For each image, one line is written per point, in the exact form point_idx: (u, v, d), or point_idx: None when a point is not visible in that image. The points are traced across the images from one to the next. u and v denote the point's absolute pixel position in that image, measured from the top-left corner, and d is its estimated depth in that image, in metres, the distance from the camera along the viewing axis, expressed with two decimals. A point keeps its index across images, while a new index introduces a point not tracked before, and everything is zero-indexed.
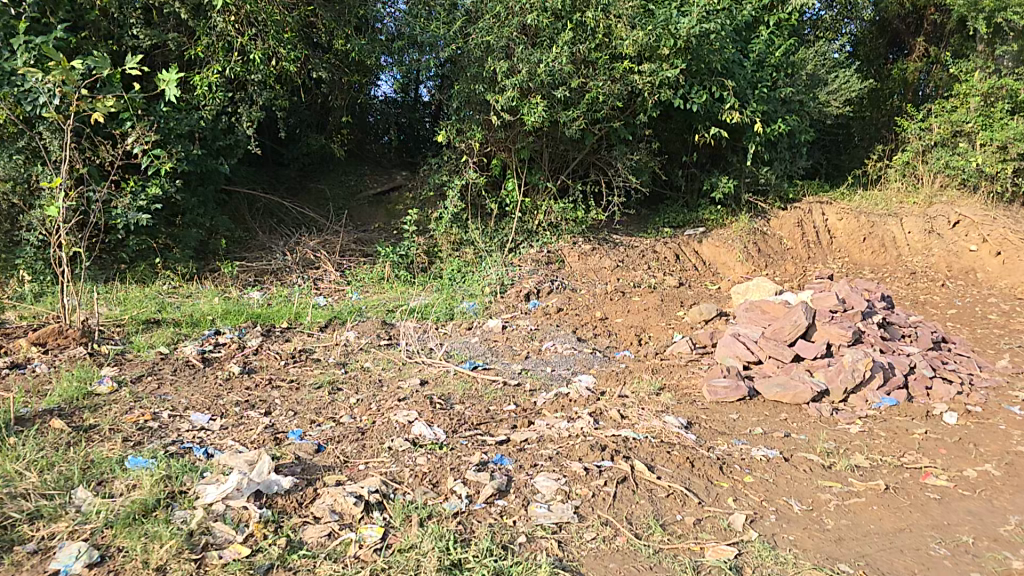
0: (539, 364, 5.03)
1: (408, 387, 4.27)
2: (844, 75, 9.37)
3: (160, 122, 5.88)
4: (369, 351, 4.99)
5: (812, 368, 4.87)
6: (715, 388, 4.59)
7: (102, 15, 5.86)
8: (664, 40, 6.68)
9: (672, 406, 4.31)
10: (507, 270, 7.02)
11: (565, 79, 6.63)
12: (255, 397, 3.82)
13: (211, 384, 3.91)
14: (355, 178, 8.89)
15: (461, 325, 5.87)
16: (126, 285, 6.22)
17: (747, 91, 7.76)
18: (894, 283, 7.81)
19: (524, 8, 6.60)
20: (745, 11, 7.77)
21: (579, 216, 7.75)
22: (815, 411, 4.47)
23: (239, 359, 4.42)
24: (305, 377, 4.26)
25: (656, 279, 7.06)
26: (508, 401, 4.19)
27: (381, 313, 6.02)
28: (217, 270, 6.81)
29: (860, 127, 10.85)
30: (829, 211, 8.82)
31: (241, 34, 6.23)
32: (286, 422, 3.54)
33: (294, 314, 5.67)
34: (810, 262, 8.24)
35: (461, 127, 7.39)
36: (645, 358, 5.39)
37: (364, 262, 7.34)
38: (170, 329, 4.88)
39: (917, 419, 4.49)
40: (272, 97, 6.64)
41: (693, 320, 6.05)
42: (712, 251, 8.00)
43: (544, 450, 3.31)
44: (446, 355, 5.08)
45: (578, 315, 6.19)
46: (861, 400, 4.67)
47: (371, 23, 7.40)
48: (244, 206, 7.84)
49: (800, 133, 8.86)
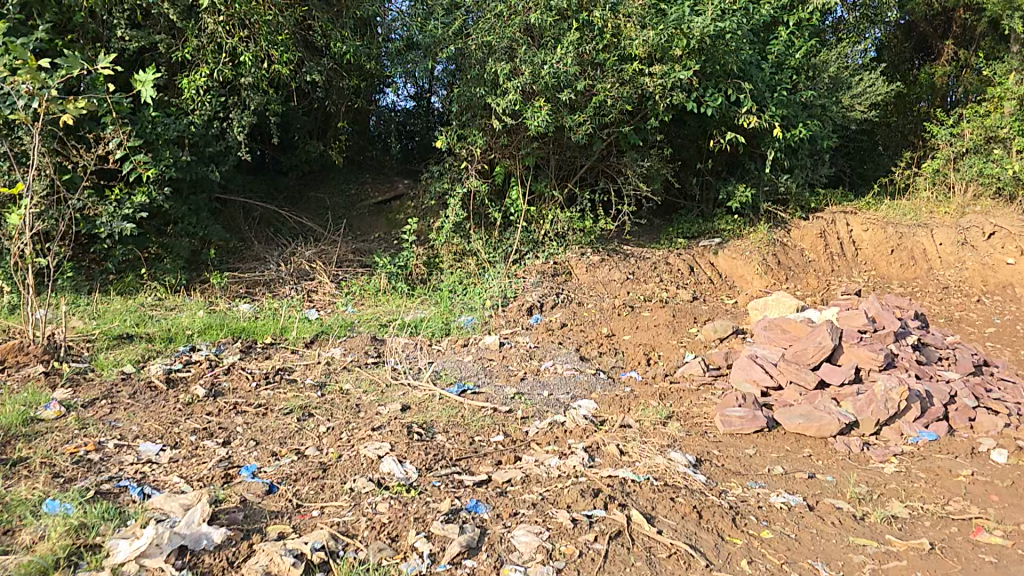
0: (535, 387, 4.61)
1: (387, 414, 3.89)
2: (868, 77, 8.89)
3: (145, 128, 5.63)
4: (352, 371, 4.63)
5: (838, 396, 4.39)
6: (729, 418, 4.13)
7: (89, 16, 5.62)
8: (676, 41, 6.27)
9: (680, 440, 3.88)
10: (510, 282, 6.63)
11: (570, 82, 6.25)
12: (216, 425, 3.48)
13: (169, 410, 3.57)
14: (356, 187, 8.63)
15: (456, 341, 5.51)
16: (109, 297, 5.95)
17: (765, 93, 7.28)
18: (926, 299, 7.22)
19: (528, 6, 6.25)
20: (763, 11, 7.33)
21: (587, 225, 7.32)
22: (843, 447, 4.01)
23: (207, 380, 4.08)
24: (276, 401, 3.91)
25: (668, 293, 6.61)
26: (497, 430, 3.80)
27: (373, 328, 5.67)
28: (208, 281, 6.54)
29: (884, 135, 10.31)
30: (854, 221, 8.26)
31: (232, 36, 5.95)
32: (244, 454, 3.18)
33: (280, 328, 5.36)
34: (834, 276, 7.71)
35: (462, 133, 7.03)
36: (653, 380, 4.95)
37: (361, 273, 7.01)
38: (141, 345, 4.59)
39: (961, 458, 4.01)
40: (265, 102, 6.30)
41: (707, 338, 5.59)
42: (728, 263, 7.52)
43: (527, 495, 2.90)
44: (434, 376, 4.69)
45: (583, 331, 5.76)
46: (894, 434, 4.20)
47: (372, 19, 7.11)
48: (239, 215, 7.61)
49: (823, 138, 8.35)
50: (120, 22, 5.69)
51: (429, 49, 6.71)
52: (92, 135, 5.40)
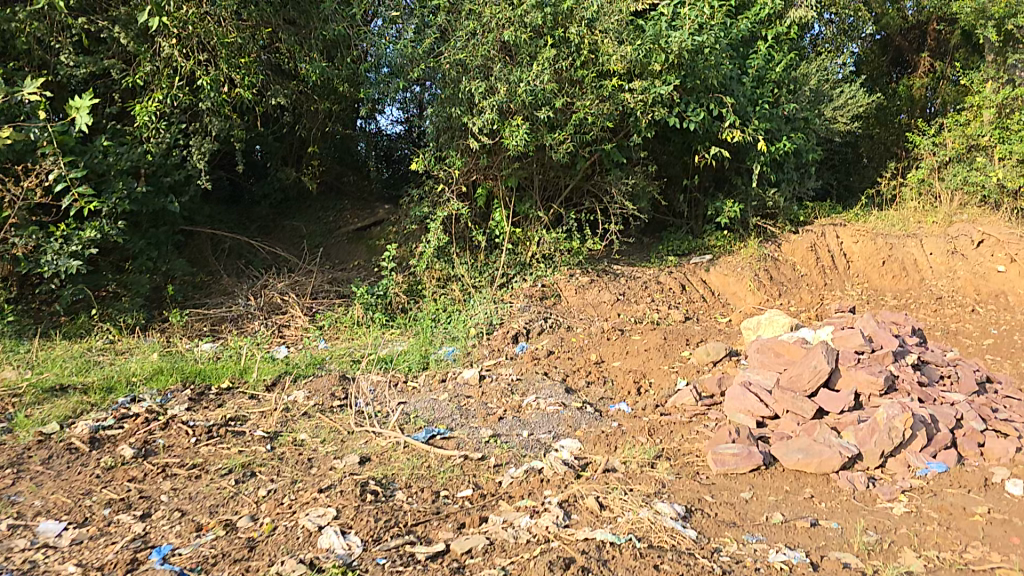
0: (515, 427, 4.13)
1: (342, 469, 3.44)
2: (849, 89, 8.70)
3: (94, 160, 4.97)
4: (313, 417, 4.14)
5: (838, 426, 4.02)
6: (723, 456, 3.73)
7: (36, 43, 5.00)
8: (655, 56, 6.00)
9: (669, 485, 3.47)
10: (497, 307, 6.26)
11: (548, 99, 5.87)
12: (136, 494, 3.07)
13: (84, 478, 3.18)
14: (334, 215, 8.02)
15: (435, 376, 5.00)
16: (56, 341, 5.25)
17: (748, 108, 7.07)
18: (920, 311, 6.91)
19: (500, 23, 5.78)
20: (742, 25, 7.13)
21: (575, 246, 6.97)
22: (848, 484, 3.62)
23: (139, 437, 3.61)
24: (213, 459, 3.45)
25: (660, 314, 6.25)
26: (465, 483, 3.37)
27: (345, 364, 5.15)
28: (167, 319, 5.86)
29: (867, 147, 10.10)
30: (844, 233, 7.98)
31: (188, 59, 5.34)
32: (164, 531, 2.81)
33: (239, 369, 4.82)
34: (829, 290, 7.39)
35: (440, 155, 6.57)
36: (643, 413, 4.53)
37: (338, 304, 6.44)
38: (75, 398, 4.10)
39: (974, 492, 3.63)
40: (228, 127, 5.66)
41: (699, 362, 5.18)
42: (720, 280, 7.20)
43: (486, 571, 2.53)
44: (402, 420, 4.16)
45: (571, 358, 5.37)
46: (901, 466, 3.83)
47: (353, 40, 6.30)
48: (206, 248, 6.96)
49: (807, 151, 8.12)
50: (63, 46, 5.04)
51: (400, 68, 6.10)
52: (29, 165, 4.82)
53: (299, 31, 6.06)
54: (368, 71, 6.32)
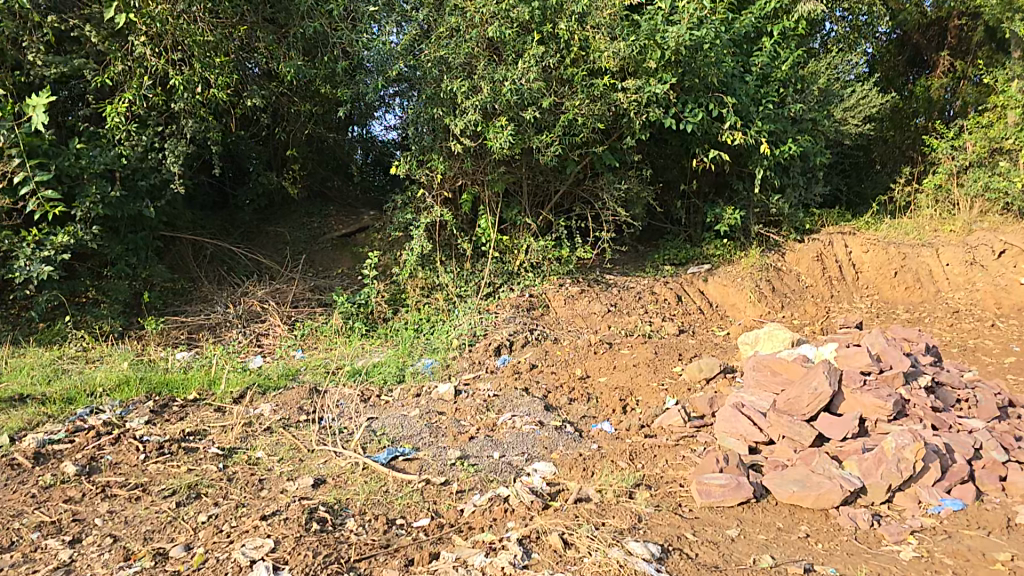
0: (484, 449, 3.86)
1: (293, 492, 3.22)
2: (859, 89, 8.35)
3: (65, 163, 4.87)
4: (274, 433, 3.94)
5: (840, 455, 3.67)
6: (709, 487, 3.41)
7: (8, 43, 4.88)
8: (650, 52, 5.72)
9: (647, 520, 3.17)
10: (481, 317, 6.03)
11: (535, 99, 5.62)
12: (70, 517, 2.89)
13: (19, 498, 3.02)
14: (318, 220, 7.88)
15: (409, 390, 4.76)
16: (30, 349, 5.16)
17: (751, 108, 6.71)
18: (934, 326, 6.46)
19: (484, 17, 5.53)
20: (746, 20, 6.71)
21: (564, 254, 6.71)
22: (849, 523, 3.27)
23: (87, 453, 3.45)
24: (158, 479, 3.26)
25: (652, 327, 5.95)
26: (423, 511, 3.12)
27: (319, 376, 4.97)
28: (143, 328, 5.74)
29: (881, 151, 9.78)
30: (853, 241, 7.57)
31: (161, 58, 5.20)
32: (91, 560, 2.60)
33: (209, 380, 4.67)
34: (835, 302, 6.98)
35: (422, 158, 6.35)
36: (627, 434, 4.22)
37: (319, 313, 6.30)
38: (30, 409, 3.96)
39: (994, 534, 3.25)
40: (202, 129, 5.53)
41: (691, 379, 4.87)
42: (720, 291, 6.84)
43: None
44: (365, 438, 3.93)
45: (554, 373, 5.10)
46: (910, 502, 3.46)
47: (326, 38, 6.07)
48: (189, 254, 6.78)
49: (815, 155, 7.75)
50: (32, 44, 4.90)
51: (381, 66, 5.90)
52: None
53: (278, 30, 5.99)
54: (351, 69, 6.17)
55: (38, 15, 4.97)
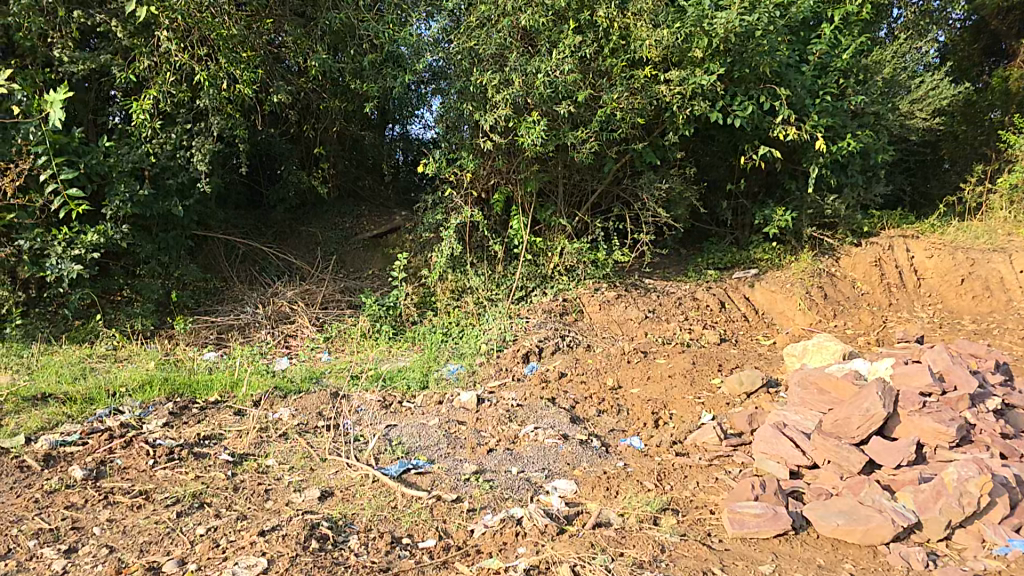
0: (503, 463, 3.67)
1: (298, 505, 3.10)
2: (930, 80, 7.94)
3: (94, 160, 5.07)
4: (290, 437, 3.87)
5: (893, 485, 3.27)
6: (741, 516, 3.08)
7: (37, 39, 5.05)
8: (696, 40, 5.33)
9: (670, 550, 2.89)
10: (512, 322, 5.86)
11: (570, 92, 5.37)
12: (68, 525, 2.85)
13: (21, 503, 3.00)
14: (350, 220, 7.78)
15: (432, 397, 4.62)
16: (59, 347, 5.27)
17: (807, 101, 6.23)
18: (1005, 338, 5.87)
19: (517, 6, 5.38)
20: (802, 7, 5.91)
21: (600, 258, 6.42)
22: (900, 562, 2.88)
23: (97, 457, 3.44)
24: (164, 487, 3.20)
25: (692, 335, 5.64)
26: (431, 531, 2.94)
27: (342, 381, 4.88)
28: (172, 329, 5.81)
29: (951, 147, 8.97)
30: (916, 246, 7.01)
31: (184, 52, 5.22)
32: (84, 572, 2.53)
33: (230, 383, 4.64)
34: (894, 312, 6.46)
35: (452, 156, 6.22)
36: (657, 451, 3.93)
37: (347, 314, 6.26)
38: (51, 409, 4.00)
39: None
40: (228, 126, 5.56)
41: (730, 392, 4.53)
42: (767, 297, 6.43)
43: None
44: (382, 446, 3.80)
45: (584, 383, 4.85)
46: (972, 540, 3.04)
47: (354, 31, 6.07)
48: (220, 254, 6.85)
49: (878, 151, 7.24)
50: (61, 41, 5.05)
51: (411, 60, 5.87)
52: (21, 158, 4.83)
53: (307, 23, 6.04)
54: (382, 65, 6.03)
55: (66, 10, 5.09)
